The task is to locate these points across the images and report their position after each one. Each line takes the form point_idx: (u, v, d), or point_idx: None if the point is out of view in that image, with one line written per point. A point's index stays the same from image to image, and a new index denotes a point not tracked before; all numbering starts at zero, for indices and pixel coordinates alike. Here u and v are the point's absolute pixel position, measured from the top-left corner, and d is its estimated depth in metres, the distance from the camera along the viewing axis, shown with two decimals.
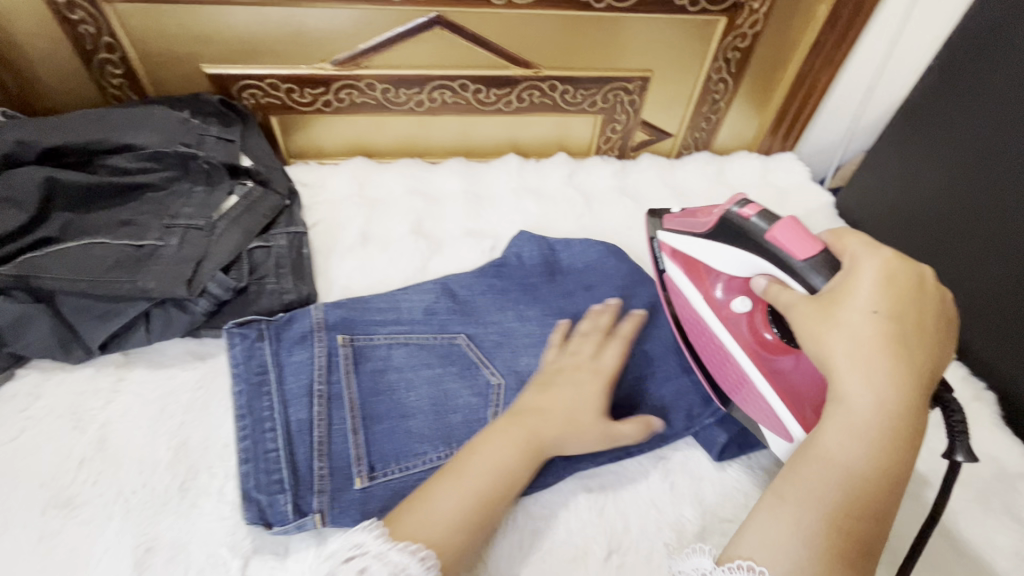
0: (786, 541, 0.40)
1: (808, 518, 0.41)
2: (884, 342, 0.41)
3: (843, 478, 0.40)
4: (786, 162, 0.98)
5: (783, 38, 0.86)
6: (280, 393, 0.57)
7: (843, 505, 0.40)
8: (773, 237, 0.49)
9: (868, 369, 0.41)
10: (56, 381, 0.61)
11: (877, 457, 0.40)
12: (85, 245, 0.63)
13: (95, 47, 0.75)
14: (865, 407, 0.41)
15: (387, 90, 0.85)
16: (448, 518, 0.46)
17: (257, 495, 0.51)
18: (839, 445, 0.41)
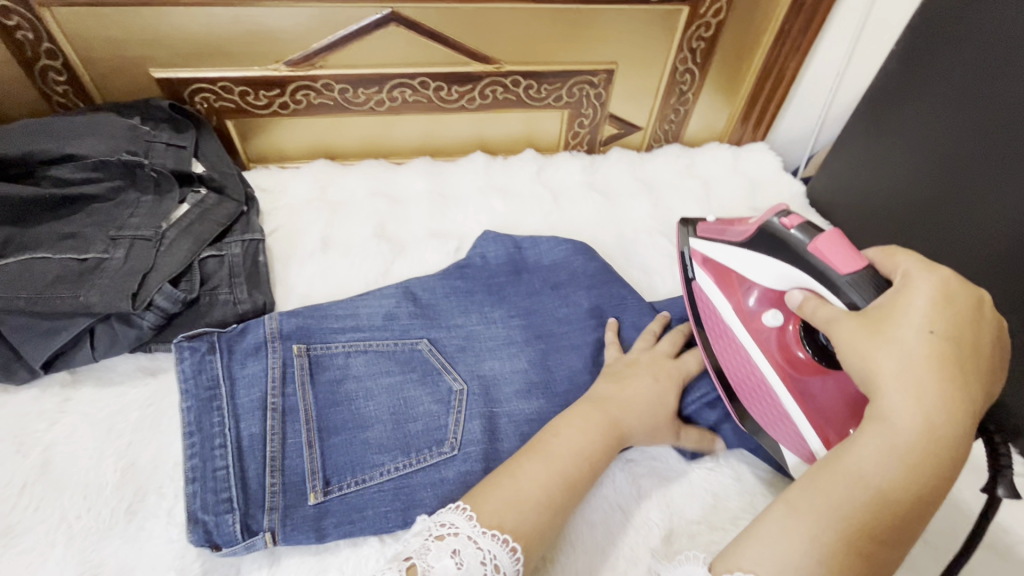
0: (800, 555, 0.38)
1: (825, 538, 0.38)
2: (940, 365, 0.37)
3: (870, 498, 0.37)
4: (756, 152, 0.96)
5: (749, 25, 0.85)
6: (231, 408, 0.55)
7: (870, 527, 0.37)
8: (815, 249, 0.47)
9: (920, 391, 0.37)
10: None
11: (915, 484, 0.37)
12: (25, 261, 0.61)
13: (36, 54, 0.72)
14: (914, 431, 0.37)
15: (345, 90, 0.83)
16: (531, 505, 0.45)
17: (203, 516, 0.49)
18: (874, 464, 0.37)
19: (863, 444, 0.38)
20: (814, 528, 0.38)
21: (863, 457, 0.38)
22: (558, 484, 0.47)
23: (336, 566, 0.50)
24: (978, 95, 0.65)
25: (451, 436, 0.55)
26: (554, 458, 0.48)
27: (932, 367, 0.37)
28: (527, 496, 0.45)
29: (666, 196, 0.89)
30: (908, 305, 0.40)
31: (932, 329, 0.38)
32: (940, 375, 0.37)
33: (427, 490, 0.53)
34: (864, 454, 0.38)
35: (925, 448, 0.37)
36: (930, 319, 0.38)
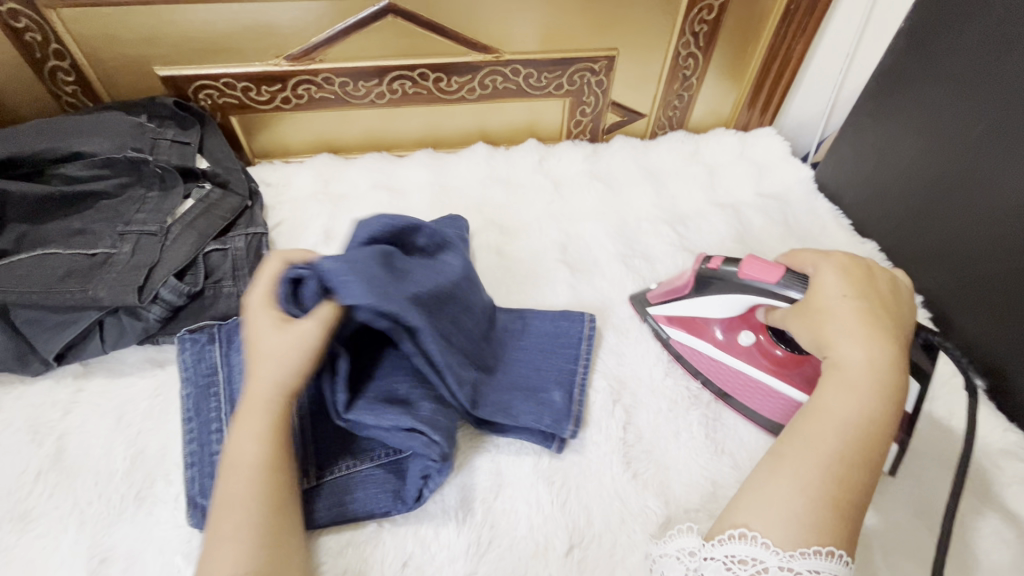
0: (786, 498, 0.39)
1: (807, 472, 0.40)
2: (862, 317, 0.45)
3: (843, 431, 0.41)
4: (764, 136, 0.94)
5: (752, 7, 0.83)
6: (226, 393, 0.56)
7: (843, 456, 0.40)
8: (744, 276, 0.54)
9: (856, 333, 0.44)
10: (14, 394, 0.60)
11: (871, 410, 0.41)
12: (37, 257, 0.63)
13: (44, 55, 0.74)
14: (858, 364, 0.43)
15: (346, 84, 0.83)
16: (228, 535, 0.42)
17: (201, 500, 0.52)
18: (839, 403, 0.42)
19: (826, 388, 0.44)
20: (795, 476, 0.40)
21: (829, 394, 0.43)
22: (245, 503, 0.43)
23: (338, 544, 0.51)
24: (985, 75, 0.63)
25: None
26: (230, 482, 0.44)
27: (857, 313, 0.45)
28: (226, 533, 0.42)
29: (669, 183, 0.88)
30: (819, 280, 0.49)
31: (844, 290, 0.47)
32: (865, 323, 0.44)
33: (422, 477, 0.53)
34: (829, 395, 0.43)
35: (875, 376, 0.42)
36: (842, 284, 0.47)
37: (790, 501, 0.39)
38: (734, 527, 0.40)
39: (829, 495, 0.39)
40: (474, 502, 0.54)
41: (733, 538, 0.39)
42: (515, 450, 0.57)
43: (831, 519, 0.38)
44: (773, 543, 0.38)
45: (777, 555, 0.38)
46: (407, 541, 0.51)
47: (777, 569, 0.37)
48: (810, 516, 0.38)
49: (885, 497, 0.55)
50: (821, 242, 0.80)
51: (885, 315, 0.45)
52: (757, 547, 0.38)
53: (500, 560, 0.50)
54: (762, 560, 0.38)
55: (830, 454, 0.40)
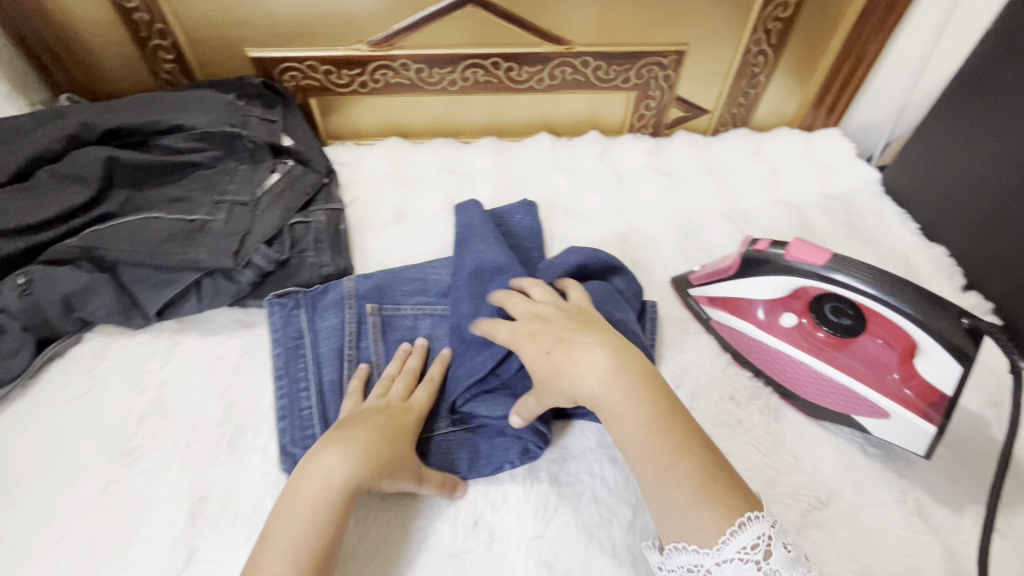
0: (675, 512, 0.43)
1: (665, 492, 0.44)
2: (568, 355, 0.49)
3: (648, 447, 0.45)
4: (829, 138, 0.93)
5: (828, 7, 0.83)
6: (313, 354, 0.61)
7: (667, 458, 0.44)
8: (792, 259, 0.56)
9: (578, 376, 0.47)
10: (118, 345, 0.66)
11: (643, 417, 0.45)
12: (142, 219, 0.68)
13: (149, 34, 0.80)
14: (603, 395, 0.47)
15: (421, 70, 0.86)
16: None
17: (292, 449, 0.56)
18: (630, 432, 0.46)
19: (615, 429, 0.47)
20: (658, 501, 0.44)
21: (613, 430, 0.47)
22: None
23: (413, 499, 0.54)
24: None
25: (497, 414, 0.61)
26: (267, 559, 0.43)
27: (563, 359, 0.48)
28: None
29: (730, 179, 0.89)
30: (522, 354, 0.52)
31: (544, 345, 0.50)
32: (572, 357, 0.48)
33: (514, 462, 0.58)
34: (620, 433, 0.46)
35: (617, 397, 0.46)
36: (535, 345, 0.51)
37: (677, 524, 0.43)
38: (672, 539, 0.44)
39: (680, 502, 0.43)
40: (541, 472, 0.56)
41: (680, 550, 0.43)
42: (578, 430, 0.59)
43: (710, 492, 0.42)
44: (701, 545, 0.41)
45: (709, 554, 0.41)
46: (477, 503, 0.54)
47: (715, 566, 0.41)
48: (703, 519, 0.42)
49: (948, 494, 0.55)
50: (886, 245, 0.80)
51: (578, 330, 0.51)
52: (690, 553, 0.42)
53: (566, 526, 0.53)
54: (701, 564, 0.42)
55: (647, 472, 0.45)
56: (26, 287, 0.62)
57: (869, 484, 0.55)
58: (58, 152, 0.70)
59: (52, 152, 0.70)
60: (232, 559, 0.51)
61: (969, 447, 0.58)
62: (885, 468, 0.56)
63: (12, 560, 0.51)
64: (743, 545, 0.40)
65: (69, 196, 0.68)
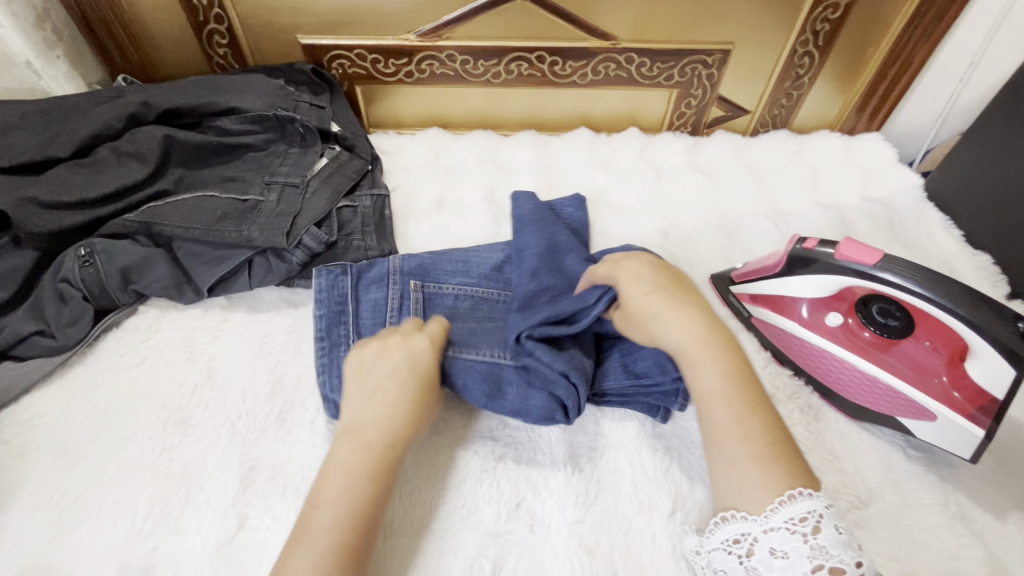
0: (739, 468, 0.46)
1: (735, 446, 0.47)
2: (667, 301, 0.53)
3: (725, 399, 0.49)
4: (871, 142, 0.92)
5: (878, 10, 0.82)
6: (355, 323, 0.62)
7: (742, 412, 0.48)
8: (841, 257, 0.56)
9: (672, 320, 0.52)
10: (170, 318, 0.68)
11: (725, 372, 0.50)
12: (197, 198, 0.71)
13: (206, 18, 0.82)
14: (690, 342, 0.51)
15: (466, 62, 0.88)
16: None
17: (333, 398, 0.58)
18: (713, 379, 0.49)
19: (698, 373, 0.50)
20: (722, 454, 0.47)
21: (692, 376, 0.51)
22: (330, 550, 0.43)
23: (454, 481, 0.55)
24: None
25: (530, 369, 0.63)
26: (318, 523, 0.45)
27: (661, 302, 0.53)
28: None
29: (770, 180, 0.89)
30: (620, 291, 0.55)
31: (642, 290, 0.54)
32: (670, 304, 0.53)
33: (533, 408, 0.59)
34: (699, 378, 0.50)
35: (703, 346, 0.51)
36: (636, 286, 0.54)
37: (740, 480, 0.45)
38: (723, 511, 0.46)
39: (746, 456, 0.46)
40: (582, 458, 0.57)
41: (728, 519, 0.45)
42: (619, 418, 0.60)
43: (775, 456, 0.46)
44: (750, 512, 0.44)
45: (757, 522, 0.43)
46: (520, 485, 0.55)
47: (762, 534, 0.43)
48: (763, 481, 0.44)
49: (993, 502, 0.55)
50: (928, 251, 0.80)
51: (673, 287, 0.55)
52: (740, 521, 0.44)
53: (607, 512, 0.53)
54: (749, 532, 0.44)
55: (720, 422, 0.48)
56: (88, 258, 0.65)
57: (911, 486, 0.55)
58: (118, 130, 0.72)
59: (112, 130, 0.72)
60: (282, 528, 0.52)
61: (1015, 456, 0.58)
62: (927, 471, 0.56)
63: (74, 516, 0.53)
64: (790, 516, 0.42)
65: (128, 172, 0.70)
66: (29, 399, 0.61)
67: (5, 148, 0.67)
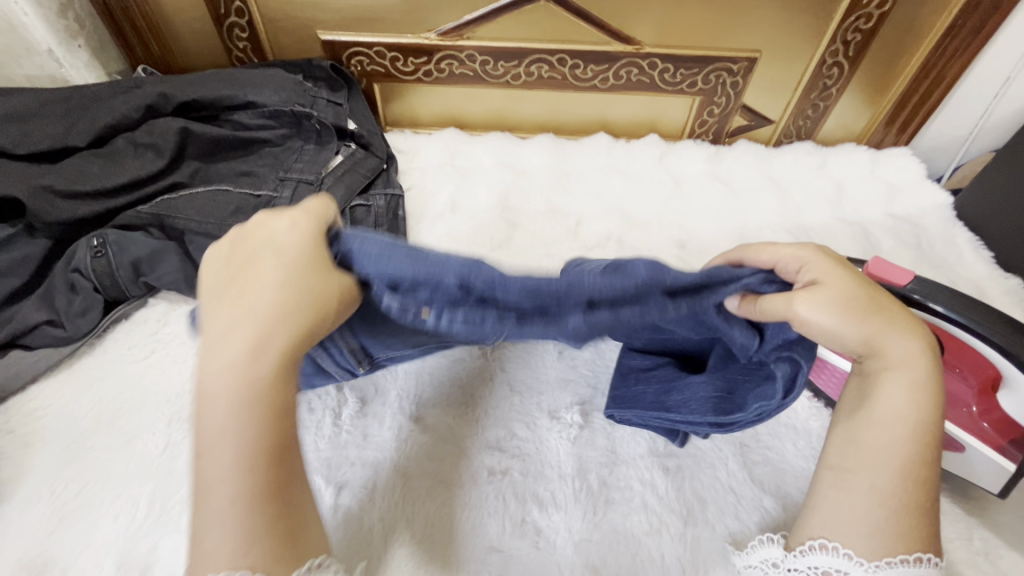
0: (866, 511, 0.40)
1: (884, 482, 0.40)
2: (886, 303, 0.42)
3: (913, 433, 0.40)
4: (899, 157, 0.90)
5: (914, 20, 0.79)
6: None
7: (923, 454, 0.40)
8: (868, 274, 0.54)
9: (892, 327, 0.41)
10: (180, 312, 0.67)
11: (930, 404, 0.40)
12: (211, 191, 0.71)
13: (227, 12, 0.81)
14: (908, 357, 0.41)
15: (486, 62, 0.86)
16: (218, 545, 0.34)
17: None
18: (907, 404, 0.41)
19: (886, 391, 0.41)
20: (861, 487, 0.41)
21: (876, 393, 0.42)
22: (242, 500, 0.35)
23: (460, 494, 0.54)
24: None
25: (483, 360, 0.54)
26: (209, 474, 0.35)
27: (884, 299, 0.42)
28: (219, 531, 0.34)
29: (793, 193, 0.87)
30: (820, 269, 0.42)
31: (846, 280, 0.42)
32: (890, 305, 0.42)
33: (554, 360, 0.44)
34: (892, 397, 0.41)
35: (917, 367, 0.41)
36: (851, 274, 0.43)
37: (867, 519, 0.40)
38: (818, 538, 0.42)
39: (879, 498, 0.40)
40: (591, 474, 0.55)
41: (821, 549, 0.41)
42: (631, 434, 0.58)
43: (914, 503, 0.40)
44: (857, 555, 0.40)
45: (862, 565, 0.39)
46: (526, 499, 0.54)
47: None
48: (891, 527, 0.39)
49: (1020, 539, 0.52)
50: (955, 272, 0.78)
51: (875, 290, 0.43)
52: (838, 556, 0.40)
53: (616, 531, 0.52)
54: (847, 571, 0.40)
55: (891, 459, 0.40)
56: (100, 248, 0.64)
57: None
58: (136, 121, 0.72)
59: (129, 120, 0.72)
60: None
61: None
62: (952, 503, 0.54)
63: (74, 510, 0.52)
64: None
65: (143, 163, 0.70)
66: (37, 388, 0.61)
67: (22, 135, 0.67)
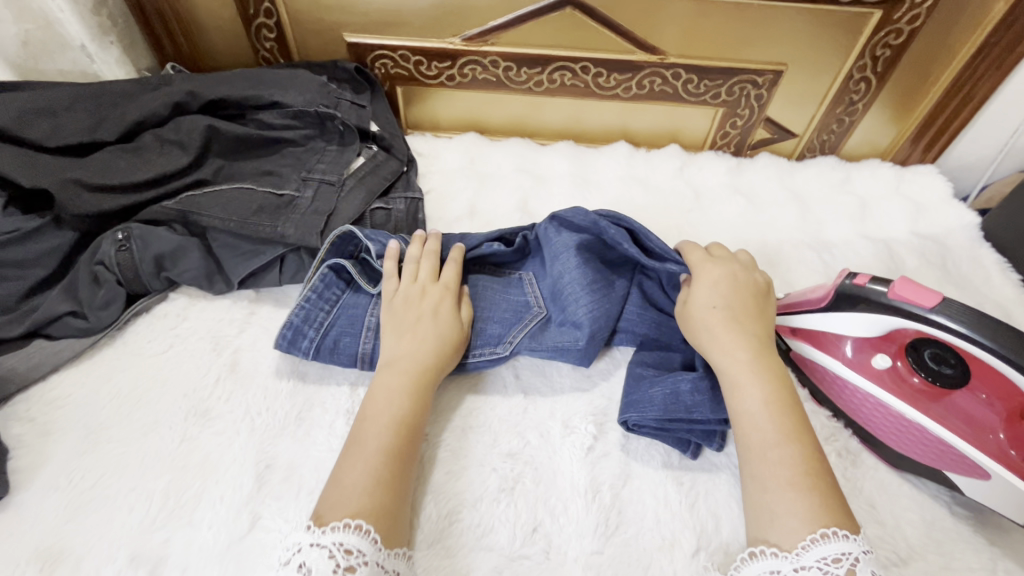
0: (781, 504, 0.45)
1: (772, 472, 0.47)
2: (728, 323, 0.55)
3: (768, 421, 0.49)
4: (924, 175, 0.88)
5: (945, 38, 0.78)
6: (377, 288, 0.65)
7: (781, 439, 0.48)
8: (895, 297, 0.53)
9: (721, 342, 0.54)
10: (199, 308, 0.68)
11: (766, 398, 0.51)
12: (234, 190, 0.71)
13: (256, 12, 0.83)
14: (733, 365, 0.53)
15: (509, 69, 0.87)
16: (355, 490, 0.46)
17: (294, 328, 0.61)
18: (756, 402, 0.50)
19: (740, 397, 0.51)
20: (763, 483, 0.47)
21: (733, 397, 0.52)
22: (376, 455, 0.49)
23: (470, 501, 0.53)
24: None
25: (510, 338, 0.62)
26: (365, 434, 0.51)
27: (722, 321, 0.56)
28: (357, 484, 0.47)
29: (815, 207, 0.85)
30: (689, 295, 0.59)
31: (718, 280, 0.59)
32: (725, 324, 0.55)
33: (558, 278, 0.62)
34: (744, 399, 0.51)
35: (745, 370, 0.53)
36: (705, 291, 0.58)
37: (774, 507, 0.45)
38: (752, 545, 0.45)
39: (779, 479, 0.46)
40: (604, 487, 0.55)
41: (755, 555, 0.44)
42: (646, 448, 0.58)
43: (816, 493, 0.45)
44: (780, 549, 0.43)
45: (788, 559, 0.42)
46: (538, 508, 0.53)
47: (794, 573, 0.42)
48: (799, 514, 0.44)
49: None
50: (981, 294, 0.76)
51: (742, 307, 0.57)
52: (768, 558, 0.43)
53: (628, 546, 0.51)
54: (780, 570, 0.43)
55: (760, 445, 0.49)
56: (124, 242, 0.66)
57: (955, 548, 0.51)
58: (163, 118, 0.73)
59: (157, 117, 0.73)
60: (291, 532, 0.51)
61: None
62: (974, 532, 0.53)
63: (91, 499, 0.53)
64: (823, 556, 0.42)
65: (169, 160, 0.71)
66: (57, 377, 0.61)
67: (52, 128, 0.68)
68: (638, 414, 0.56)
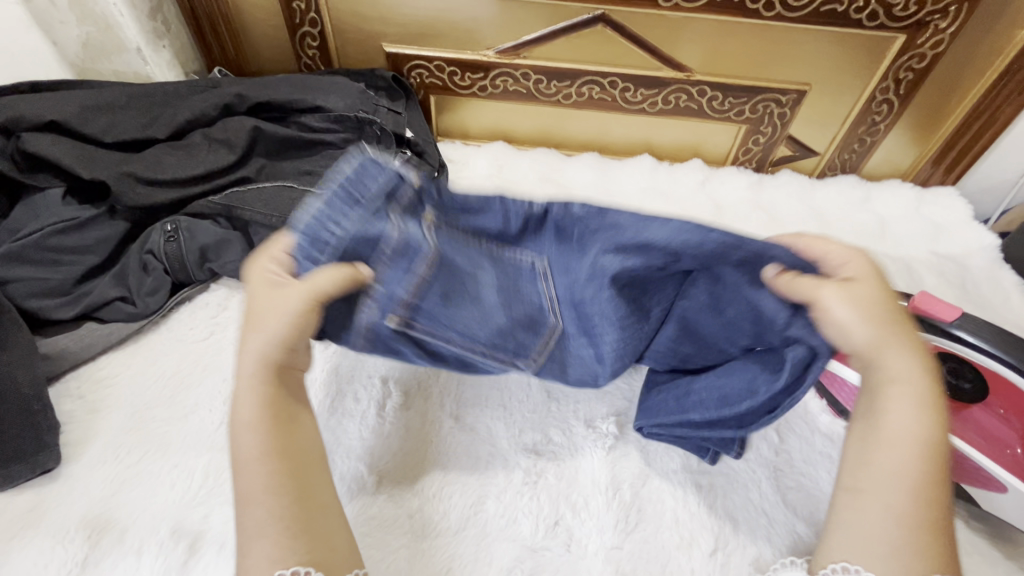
0: (884, 530, 0.39)
1: (899, 501, 0.39)
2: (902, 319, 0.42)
3: (920, 449, 0.40)
4: (944, 198, 0.90)
5: (967, 63, 0.80)
6: (398, 229, 0.47)
7: (933, 473, 0.39)
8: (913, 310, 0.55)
9: (898, 343, 0.42)
10: (239, 299, 0.71)
11: (932, 424, 0.40)
12: (276, 187, 0.75)
13: (302, 21, 0.87)
14: (906, 372, 0.41)
15: (539, 81, 0.90)
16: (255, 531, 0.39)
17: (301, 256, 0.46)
18: (914, 420, 0.40)
19: (892, 405, 0.41)
20: (873, 508, 0.39)
21: (888, 406, 0.41)
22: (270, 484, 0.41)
23: (494, 493, 0.55)
24: None
25: (533, 351, 0.51)
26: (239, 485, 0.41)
27: (898, 313, 0.42)
28: (253, 530, 0.39)
29: (835, 225, 0.87)
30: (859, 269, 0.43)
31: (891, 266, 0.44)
32: (900, 320, 0.42)
33: (585, 298, 0.50)
34: (897, 411, 0.41)
35: (918, 382, 0.41)
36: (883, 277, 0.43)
37: (886, 537, 0.38)
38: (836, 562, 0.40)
39: (882, 509, 0.39)
40: (623, 484, 0.56)
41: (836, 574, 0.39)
42: (665, 450, 0.59)
43: (933, 534, 0.38)
44: None
45: None
46: (560, 502, 0.55)
47: None
48: (909, 549, 0.38)
49: None
50: (1000, 314, 0.77)
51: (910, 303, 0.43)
52: None
53: (646, 542, 0.53)
54: None
55: (903, 474, 0.39)
56: (173, 233, 0.69)
57: (971, 560, 0.52)
58: (212, 118, 0.77)
59: (206, 117, 0.77)
60: None
61: None
62: (991, 545, 0.53)
63: (134, 475, 0.56)
64: None
65: (216, 157, 0.75)
66: (106, 359, 0.65)
67: (109, 125, 0.72)
68: (649, 421, 0.56)
